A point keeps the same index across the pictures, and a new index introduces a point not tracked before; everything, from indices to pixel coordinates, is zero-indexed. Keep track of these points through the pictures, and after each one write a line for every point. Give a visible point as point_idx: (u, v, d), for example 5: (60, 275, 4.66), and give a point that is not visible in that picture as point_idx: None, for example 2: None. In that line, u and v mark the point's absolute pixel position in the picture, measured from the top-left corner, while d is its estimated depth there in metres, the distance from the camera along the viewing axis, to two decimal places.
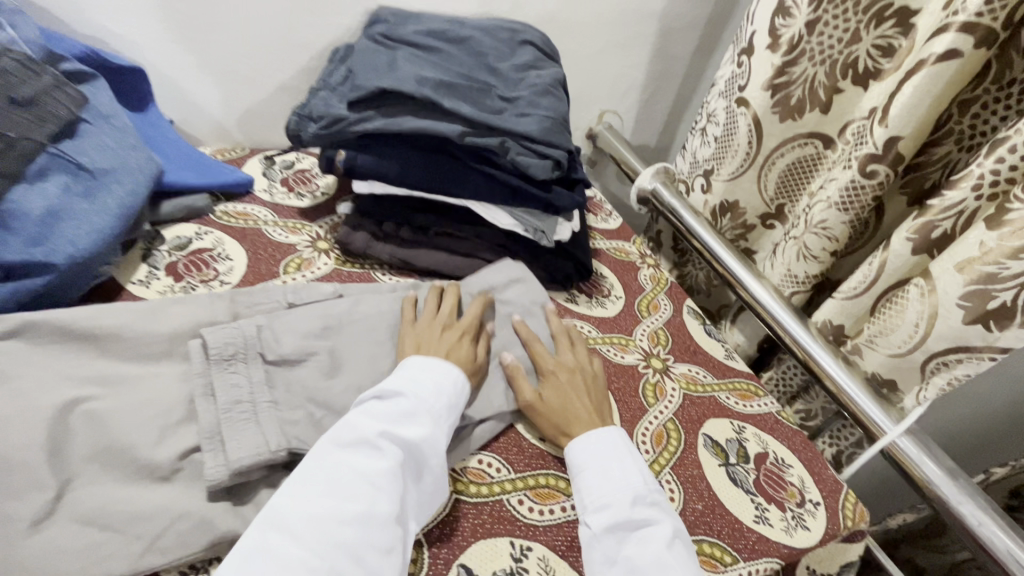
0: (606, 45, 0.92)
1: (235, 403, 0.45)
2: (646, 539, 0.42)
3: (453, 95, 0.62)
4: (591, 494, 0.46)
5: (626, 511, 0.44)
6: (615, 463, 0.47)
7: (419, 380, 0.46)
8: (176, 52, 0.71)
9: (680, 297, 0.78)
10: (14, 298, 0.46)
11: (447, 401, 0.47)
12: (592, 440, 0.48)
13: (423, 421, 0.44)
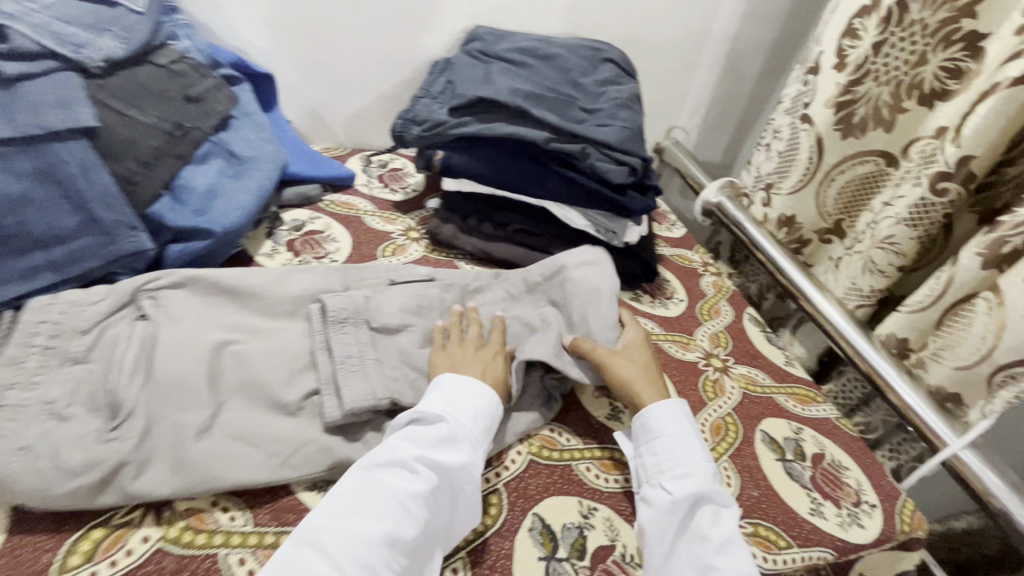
0: (680, 64, 0.97)
1: (348, 356, 0.52)
2: (722, 514, 0.46)
3: (541, 105, 0.69)
4: (671, 460, 0.49)
5: (707, 485, 0.48)
6: (693, 437, 0.51)
7: (457, 404, 0.48)
8: (300, 62, 0.81)
9: (741, 305, 0.81)
10: (183, 257, 0.57)
11: (482, 427, 0.48)
12: (678, 413, 0.52)
13: (459, 447, 0.46)
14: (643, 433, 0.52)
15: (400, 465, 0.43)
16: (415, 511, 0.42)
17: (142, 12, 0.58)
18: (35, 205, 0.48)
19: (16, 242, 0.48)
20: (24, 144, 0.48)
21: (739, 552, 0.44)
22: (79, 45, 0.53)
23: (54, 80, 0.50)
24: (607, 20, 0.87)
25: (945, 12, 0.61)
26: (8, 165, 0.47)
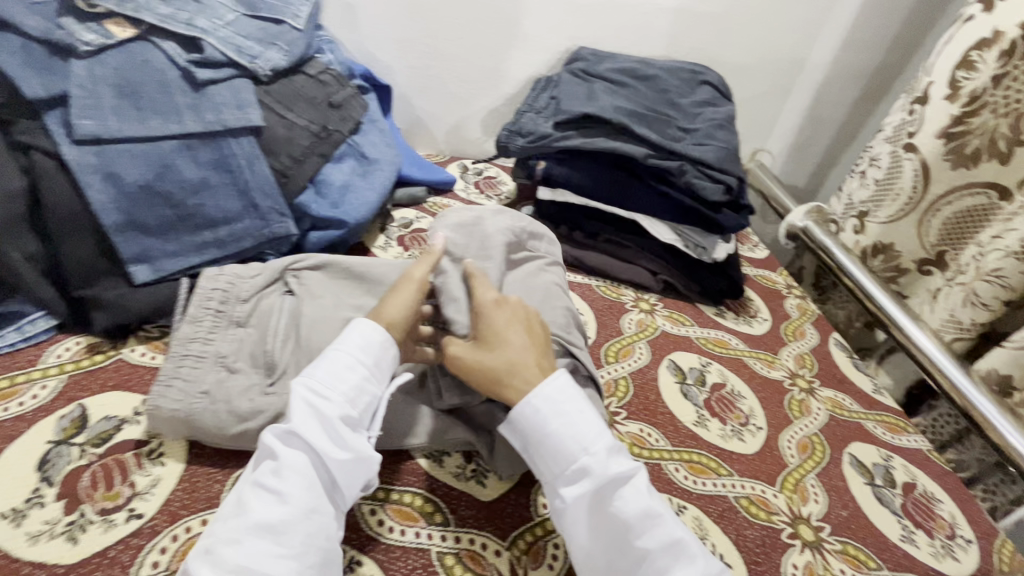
0: (771, 89, 0.99)
1: None
2: (629, 489, 0.43)
3: (641, 122, 0.73)
4: (562, 459, 0.44)
5: (605, 467, 0.43)
6: (574, 420, 0.45)
7: (318, 369, 0.44)
8: (415, 76, 0.89)
9: (826, 330, 0.81)
10: (321, 243, 0.65)
11: (353, 378, 0.44)
12: (550, 399, 0.46)
13: (324, 407, 0.42)
14: (524, 440, 0.46)
15: (267, 454, 0.41)
16: (291, 490, 0.38)
17: (300, 28, 0.67)
18: (210, 189, 0.57)
19: (193, 221, 0.57)
20: (205, 138, 0.56)
21: (657, 523, 0.41)
22: (254, 56, 0.61)
23: (233, 85, 0.59)
24: (703, 44, 0.90)
25: None
26: (194, 156, 0.56)
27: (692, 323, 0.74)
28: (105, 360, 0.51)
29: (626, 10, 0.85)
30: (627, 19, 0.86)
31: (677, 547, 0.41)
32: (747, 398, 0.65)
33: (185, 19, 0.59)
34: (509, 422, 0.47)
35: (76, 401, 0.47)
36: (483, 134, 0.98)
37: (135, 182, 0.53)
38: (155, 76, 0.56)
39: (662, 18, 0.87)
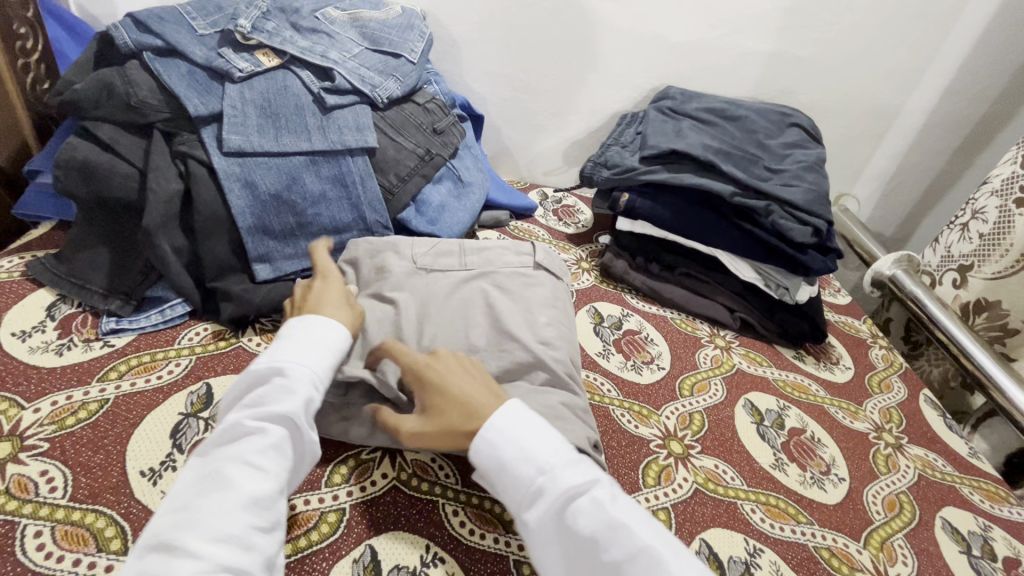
0: (861, 134, 0.97)
1: None
2: (588, 503, 0.40)
3: (728, 161, 0.74)
4: (519, 481, 0.42)
5: (562, 483, 0.41)
6: (528, 440, 0.43)
7: (295, 353, 0.45)
8: (506, 107, 0.95)
9: (916, 385, 0.77)
10: None
11: (327, 363, 0.46)
12: (497, 425, 0.44)
13: (306, 387, 0.44)
14: (481, 473, 0.44)
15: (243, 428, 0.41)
16: (271, 466, 0.40)
17: (414, 62, 0.74)
18: (326, 202, 0.63)
19: (310, 229, 0.63)
20: (328, 156, 0.63)
21: (625, 531, 0.39)
22: (374, 86, 0.68)
23: (355, 110, 0.66)
24: (792, 87, 0.91)
25: None
26: (317, 171, 0.62)
27: (770, 364, 0.73)
28: (227, 346, 0.58)
29: (716, 53, 0.87)
30: (717, 61, 0.88)
31: (646, 556, 0.38)
32: (828, 446, 0.63)
33: (320, 52, 0.67)
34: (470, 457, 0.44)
35: (202, 380, 0.53)
36: (564, 164, 1.01)
37: (268, 192, 0.60)
38: (292, 100, 0.64)
39: (753, 61, 0.88)
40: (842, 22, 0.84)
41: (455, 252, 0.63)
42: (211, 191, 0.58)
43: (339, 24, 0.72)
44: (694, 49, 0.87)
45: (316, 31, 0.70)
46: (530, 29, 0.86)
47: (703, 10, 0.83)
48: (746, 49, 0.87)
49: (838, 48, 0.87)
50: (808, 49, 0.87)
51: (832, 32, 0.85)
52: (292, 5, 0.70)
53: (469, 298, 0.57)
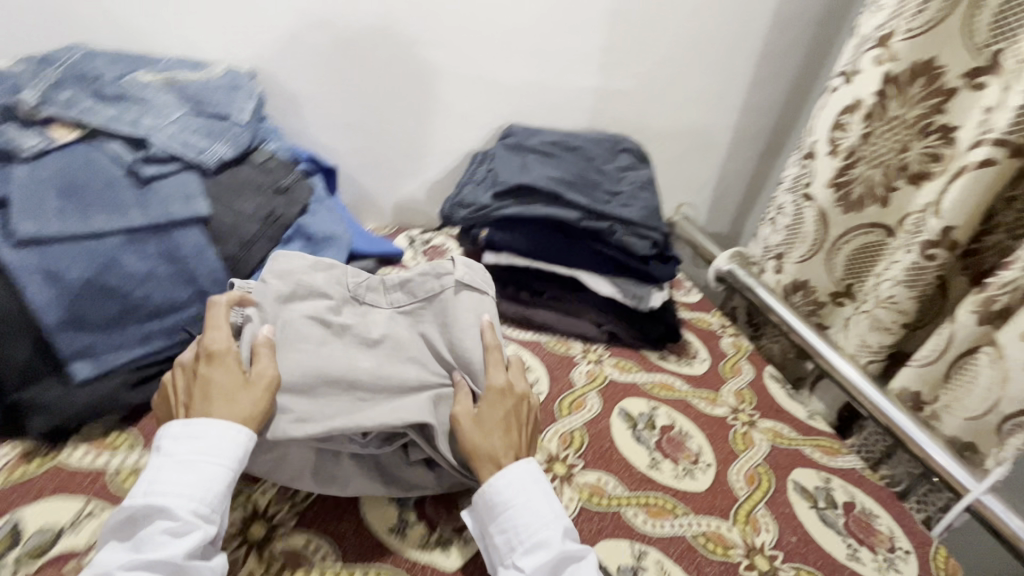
0: (685, 151, 1.11)
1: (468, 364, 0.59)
2: (581, 568, 0.49)
3: (572, 188, 0.80)
4: (523, 531, 0.50)
5: (562, 544, 0.50)
6: (543, 501, 0.52)
7: (175, 486, 0.45)
8: (360, 157, 0.94)
9: (760, 363, 0.87)
10: None
11: (218, 485, 0.46)
12: (519, 475, 0.52)
13: (194, 522, 0.44)
14: (492, 516, 0.51)
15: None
16: None
17: (246, 121, 0.71)
18: (156, 280, 0.57)
19: (139, 313, 0.56)
20: (152, 231, 0.58)
21: None
22: (200, 150, 0.65)
23: (179, 179, 0.61)
24: (621, 116, 1.01)
25: (918, 109, 0.74)
26: (140, 249, 0.57)
27: (639, 370, 0.78)
28: (41, 468, 0.50)
29: (551, 91, 0.95)
30: (554, 97, 0.96)
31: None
32: (694, 437, 0.69)
33: (130, 120, 0.63)
34: (488, 502, 0.52)
35: (8, 516, 0.46)
36: (428, 206, 1.03)
37: (78, 280, 0.53)
38: (100, 175, 0.58)
39: (584, 96, 0.97)
40: (652, 59, 0.96)
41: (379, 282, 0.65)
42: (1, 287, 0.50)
43: (154, 88, 0.68)
44: (531, 89, 0.94)
45: (123, 97, 0.64)
46: (371, 79, 0.86)
47: (532, 53, 0.90)
48: (576, 86, 0.95)
49: (652, 80, 0.99)
50: (628, 83, 0.98)
51: (645, 67, 0.97)
52: (93, 73, 0.65)
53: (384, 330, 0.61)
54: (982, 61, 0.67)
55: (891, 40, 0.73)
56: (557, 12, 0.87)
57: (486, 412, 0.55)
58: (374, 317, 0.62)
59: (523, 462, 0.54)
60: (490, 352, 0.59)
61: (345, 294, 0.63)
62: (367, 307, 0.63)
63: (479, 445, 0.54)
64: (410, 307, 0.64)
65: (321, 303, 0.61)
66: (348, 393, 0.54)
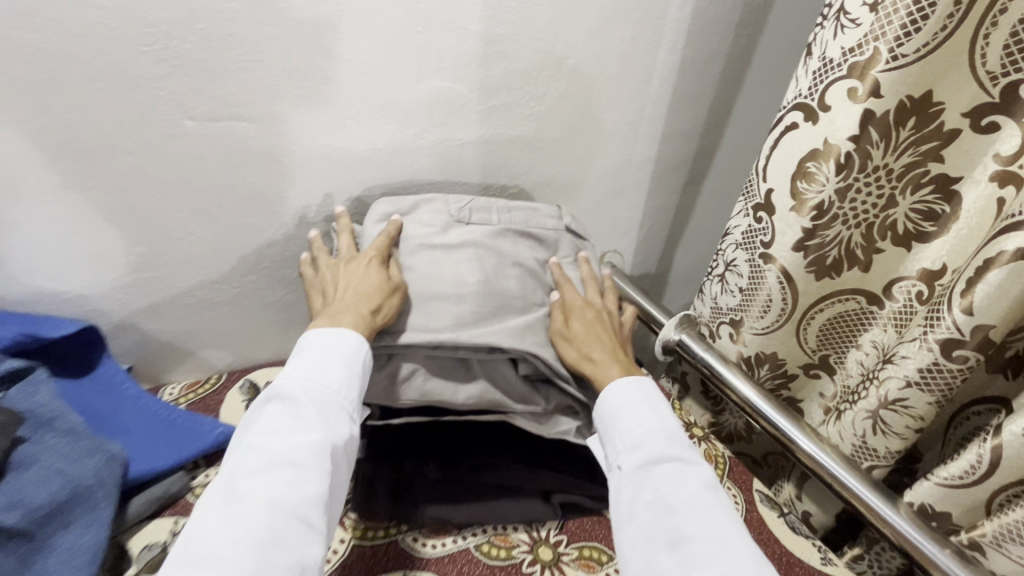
0: (604, 195, 0.89)
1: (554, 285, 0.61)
2: (689, 474, 0.50)
3: (486, 321, 0.54)
4: (624, 435, 0.53)
5: (665, 448, 0.51)
6: (647, 405, 0.55)
7: (314, 373, 0.50)
8: (133, 292, 0.62)
9: (745, 480, 0.69)
10: None
11: (355, 389, 0.51)
12: (627, 385, 0.56)
13: (341, 417, 0.49)
14: (609, 411, 0.55)
15: (260, 458, 0.46)
16: (288, 504, 0.44)
17: None
18: None
19: None
20: None
21: (703, 514, 0.47)
22: None
23: None
24: (522, 169, 0.76)
25: (908, 157, 0.57)
26: None
27: (610, 556, 0.56)
28: None
29: (421, 155, 0.67)
30: (426, 161, 0.68)
31: (717, 539, 0.46)
32: None
33: None
34: (603, 398, 0.56)
35: None
36: (273, 330, 0.74)
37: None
38: None
39: (468, 152, 0.70)
40: (552, 94, 0.71)
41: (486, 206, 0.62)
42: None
43: None
44: (390, 153, 0.65)
45: None
46: (110, 187, 0.54)
47: (382, 107, 0.61)
48: (454, 140, 0.68)
49: (557, 119, 0.74)
50: (524, 127, 0.72)
51: (544, 106, 0.72)
52: None
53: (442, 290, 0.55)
54: (992, 97, 0.51)
55: (869, 68, 0.52)
56: (410, 46, 0.57)
57: (583, 330, 0.58)
58: (478, 236, 0.59)
59: (634, 377, 0.58)
60: (564, 284, 0.61)
61: (449, 220, 0.60)
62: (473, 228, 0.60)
63: (582, 352, 0.57)
64: (522, 232, 0.62)
65: (423, 229, 0.59)
66: (450, 309, 0.53)
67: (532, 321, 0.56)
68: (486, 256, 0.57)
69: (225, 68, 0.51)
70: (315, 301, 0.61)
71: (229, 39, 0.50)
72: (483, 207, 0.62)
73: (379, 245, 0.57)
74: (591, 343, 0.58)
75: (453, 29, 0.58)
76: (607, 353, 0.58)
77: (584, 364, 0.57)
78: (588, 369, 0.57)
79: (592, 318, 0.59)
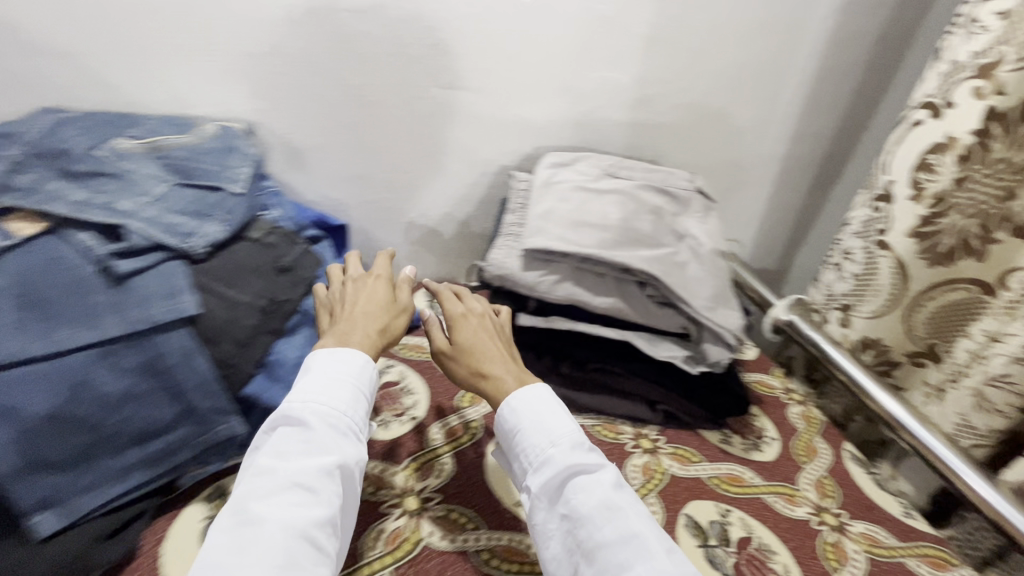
0: (732, 186, 0.99)
1: (683, 236, 0.72)
2: (595, 481, 0.49)
3: (623, 246, 0.67)
4: (532, 450, 0.52)
5: (571, 456, 0.51)
6: (550, 411, 0.54)
7: (323, 392, 0.50)
8: (373, 210, 0.84)
9: (837, 442, 0.75)
10: None
11: (361, 410, 0.51)
12: (524, 399, 0.55)
13: (346, 439, 0.48)
14: (514, 422, 0.54)
15: (269, 481, 0.44)
16: (299, 524, 0.42)
17: (241, 192, 0.60)
18: (137, 400, 0.48)
19: (117, 443, 0.47)
20: (130, 340, 0.48)
21: (619, 517, 0.47)
22: (187, 234, 0.54)
23: (163, 273, 0.52)
24: (661, 152, 0.90)
25: None
26: (116, 364, 0.47)
27: (700, 459, 0.68)
28: None
29: (584, 131, 0.84)
30: (586, 137, 0.85)
31: (636, 539, 0.45)
32: (778, 553, 0.59)
33: (104, 202, 0.52)
34: (506, 413, 0.55)
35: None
36: (450, 261, 0.93)
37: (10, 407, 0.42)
38: (63, 279, 0.47)
39: (621, 132, 0.86)
40: (697, 89, 0.85)
41: (634, 166, 0.78)
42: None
43: (133, 159, 0.57)
44: (561, 127, 0.83)
45: (99, 174, 0.54)
46: (373, 129, 0.76)
47: (562, 89, 0.79)
48: (611, 121, 0.84)
49: (697, 111, 0.88)
50: (668, 116, 0.87)
51: (688, 99, 0.86)
52: (59, 147, 0.54)
53: (591, 219, 0.69)
54: None
55: (996, 68, 0.60)
56: (591, 42, 0.76)
57: (467, 343, 0.61)
58: (625, 185, 0.74)
59: (533, 385, 0.57)
60: (442, 296, 0.65)
61: (602, 172, 0.76)
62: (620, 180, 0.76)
63: (471, 366, 0.60)
64: (659, 189, 0.75)
65: (581, 178, 0.74)
66: (596, 234, 0.68)
67: (663, 256, 0.68)
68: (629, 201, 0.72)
69: (464, 51, 0.72)
70: (325, 318, 0.59)
71: (471, 31, 0.71)
72: (629, 167, 0.78)
73: (381, 270, 0.64)
74: (479, 355, 0.60)
75: (625, 31, 0.76)
76: (502, 362, 0.60)
77: (476, 378, 0.59)
78: (482, 382, 0.59)
79: (456, 328, 0.62)
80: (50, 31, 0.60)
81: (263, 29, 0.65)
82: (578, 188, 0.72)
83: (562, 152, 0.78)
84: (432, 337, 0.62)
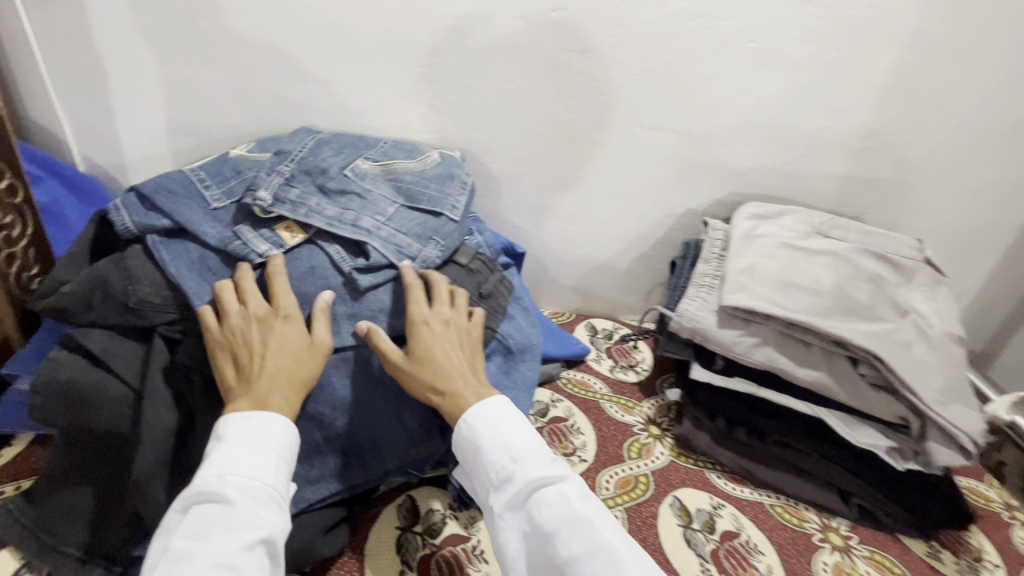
0: (948, 252, 0.87)
1: (907, 311, 0.64)
2: (556, 494, 0.43)
3: (837, 316, 0.61)
4: (491, 469, 0.46)
5: (533, 471, 0.44)
6: (508, 424, 0.47)
7: (246, 460, 0.42)
8: (550, 241, 0.85)
9: None
10: None
11: (285, 476, 0.44)
12: (482, 413, 0.48)
13: (270, 510, 0.41)
14: (472, 444, 0.47)
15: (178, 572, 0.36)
16: None
17: (457, 219, 0.64)
18: (362, 406, 0.53)
19: (343, 442, 0.52)
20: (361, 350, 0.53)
21: (586, 531, 0.41)
22: (413, 255, 0.58)
23: (393, 291, 0.57)
24: (870, 209, 0.81)
25: None
26: (348, 370, 0.53)
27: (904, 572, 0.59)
28: None
29: (785, 178, 0.78)
30: (786, 186, 0.79)
31: (604, 552, 0.40)
32: None
33: (351, 220, 0.58)
34: (461, 433, 0.48)
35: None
36: (613, 296, 0.91)
37: None
38: (319, 287, 0.55)
39: (827, 185, 0.79)
40: (928, 144, 0.75)
41: (848, 226, 0.70)
42: (209, 428, 0.48)
43: (371, 180, 0.63)
44: (760, 175, 0.78)
45: (346, 192, 0.60)
46: (567, 163, 0.77)
47: (772, 136, 0.74)
48: (819, 173, 0.78)
49: (923, 169, 0.78)
50: (887, 171, 0.78)
51: (915, 155, 0.76)
52: (319, 165, 0.61)
53: (800, 281, 0.64)
54: None
55: None
56: (816, 91, 0.70)
57: (440, 356, 0.52)
58: (839, 247, 0.67)
59: (491, 399, 0.49)
60: (411, 290, 0.55)
61: (810, 230, 0.70)
62: (832, 241, 0.69)
63: (432, 376, 0.51)
64: (880, 255, 0.67)
65: (787, 233, 0.69)
66: (806, 299, 0.62)
67: (883, 331, 0.61)
68: (844, 266, 0.65)
69: (676, 93, 0.71)
70: (227, 369, 0.48)
71: (688, 74, 0.69)
72: (843, 227, 0.70)
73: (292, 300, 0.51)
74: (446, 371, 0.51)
75: (859, 80, 0.69)
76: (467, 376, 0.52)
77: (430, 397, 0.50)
78: (438, 399, 0.50)
79: (423, 336, 0.53)
80: (320, 64, 0.69)
81: (489, 65, 0.69)
82: (784, 244, 0.67)
83: (765, 204, 0.73)
84: (382, 350, 0.52)
